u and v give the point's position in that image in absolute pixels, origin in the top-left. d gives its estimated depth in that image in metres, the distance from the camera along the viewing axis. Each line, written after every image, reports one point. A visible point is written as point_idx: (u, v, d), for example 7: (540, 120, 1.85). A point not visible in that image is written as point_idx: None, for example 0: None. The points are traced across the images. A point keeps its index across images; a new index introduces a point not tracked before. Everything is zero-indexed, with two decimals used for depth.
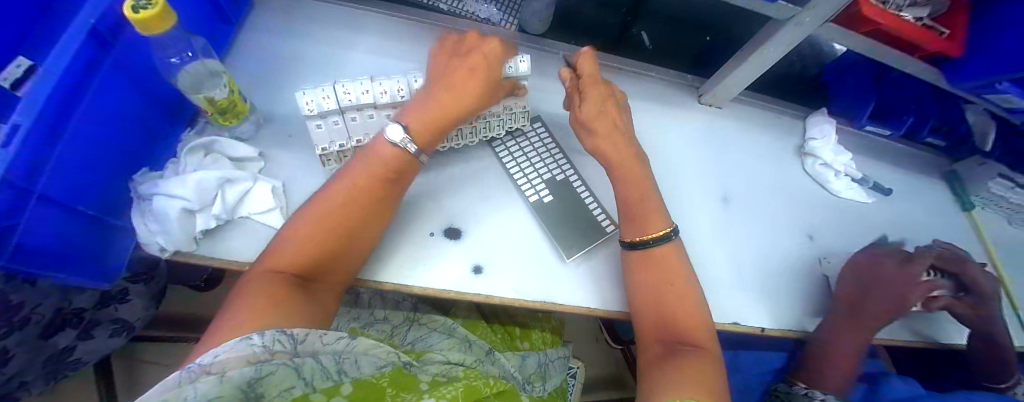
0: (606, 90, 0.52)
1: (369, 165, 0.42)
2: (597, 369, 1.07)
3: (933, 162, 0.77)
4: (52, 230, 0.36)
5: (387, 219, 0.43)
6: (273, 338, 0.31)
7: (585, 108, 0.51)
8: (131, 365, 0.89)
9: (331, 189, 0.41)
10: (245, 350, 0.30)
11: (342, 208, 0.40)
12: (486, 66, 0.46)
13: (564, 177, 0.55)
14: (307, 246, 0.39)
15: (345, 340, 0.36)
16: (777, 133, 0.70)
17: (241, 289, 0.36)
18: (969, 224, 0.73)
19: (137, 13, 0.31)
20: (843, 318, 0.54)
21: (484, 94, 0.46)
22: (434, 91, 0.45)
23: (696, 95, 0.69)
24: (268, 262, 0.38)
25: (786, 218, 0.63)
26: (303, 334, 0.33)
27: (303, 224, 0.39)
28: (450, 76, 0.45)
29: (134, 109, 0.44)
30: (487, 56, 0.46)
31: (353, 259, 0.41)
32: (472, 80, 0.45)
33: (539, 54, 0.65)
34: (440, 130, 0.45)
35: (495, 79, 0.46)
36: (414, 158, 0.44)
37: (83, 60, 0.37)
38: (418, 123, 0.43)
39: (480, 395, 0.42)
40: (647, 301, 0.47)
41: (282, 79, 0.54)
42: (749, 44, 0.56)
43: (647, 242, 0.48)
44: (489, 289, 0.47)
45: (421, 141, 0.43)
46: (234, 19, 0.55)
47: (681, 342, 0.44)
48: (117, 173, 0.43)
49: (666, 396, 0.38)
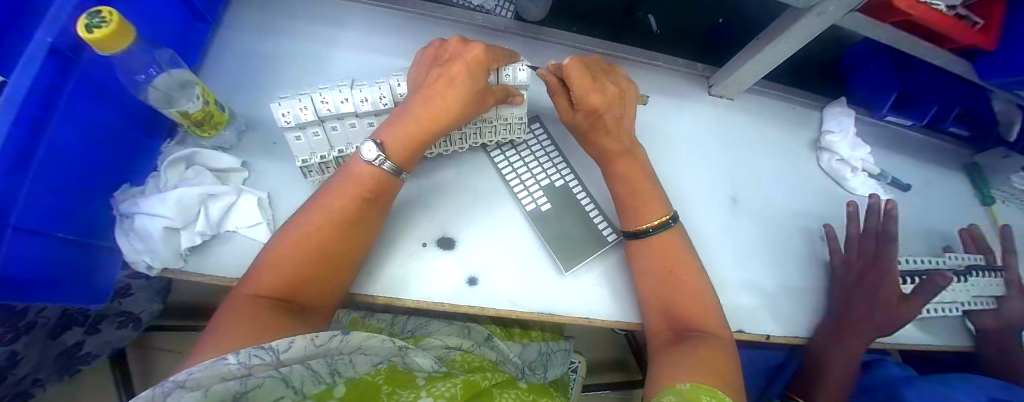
0: (592, 107, 0.46)
1: (351, 182, 0.41)
2: (600, 353, 1.08)
3: (955, 154, 0.73)
4: (31, 259, 0.35)
5: (370, 236, 0.42)
6: (249, 356, 0.29)
7: (577, 118, 0.49)
8: (145, 353, 0.92)
9: (313, 208, 0.40)
10: (220, 368, 0.29)
11: (323, 228, 0.40)
12: (469, 73, 0.43)
13: (563, 184, 0.53)
14: (288, 269, 0.38)
15: (338, 338, 0.34)
16: (790, 127, 0.66)
17: (223, 313, 0.36)
18: (987, 220, 0.70)
19: (91, 33, 0.29)
20: (832, 323, 0.53)
21: (467, 105, 0.44)
22: (413, 104, 0.43)
23: (705, 87, 0.65)
24: (250, 285, 0.37)
25: (795, 219, 0.60)
26: (287, 344, 0.32)
27: (285, 247, 0.38)
28: (429, 87, 0.44)
29: (107, 125, 0.42)
30: (469, 64, 0.43)
31: (339, 279, 0.41)
32: (452, 91, 0.43)
33: (537, 45, 0.60)
34: (417, 146, 0.44)
35: (480, 87, 0.44)
36: (394, 176, 0.43)
37: (47, 82, 0.35)
38: (395, 140, 0.42)
39: (479, 388, 0.40)
40: (655, 288, 0.46)
41: (263, 82, 0.51)
42: (763, 36, 0.51)
43: (647, 231, 0.46)
44: (486, 300, 0.46)
45: (398, 158, 0.42)
46: (212, 19, 0.52)
47: (693, 332, 0.43)
48: (95, 192, 0.42)
49: (676, 381, 0.38)
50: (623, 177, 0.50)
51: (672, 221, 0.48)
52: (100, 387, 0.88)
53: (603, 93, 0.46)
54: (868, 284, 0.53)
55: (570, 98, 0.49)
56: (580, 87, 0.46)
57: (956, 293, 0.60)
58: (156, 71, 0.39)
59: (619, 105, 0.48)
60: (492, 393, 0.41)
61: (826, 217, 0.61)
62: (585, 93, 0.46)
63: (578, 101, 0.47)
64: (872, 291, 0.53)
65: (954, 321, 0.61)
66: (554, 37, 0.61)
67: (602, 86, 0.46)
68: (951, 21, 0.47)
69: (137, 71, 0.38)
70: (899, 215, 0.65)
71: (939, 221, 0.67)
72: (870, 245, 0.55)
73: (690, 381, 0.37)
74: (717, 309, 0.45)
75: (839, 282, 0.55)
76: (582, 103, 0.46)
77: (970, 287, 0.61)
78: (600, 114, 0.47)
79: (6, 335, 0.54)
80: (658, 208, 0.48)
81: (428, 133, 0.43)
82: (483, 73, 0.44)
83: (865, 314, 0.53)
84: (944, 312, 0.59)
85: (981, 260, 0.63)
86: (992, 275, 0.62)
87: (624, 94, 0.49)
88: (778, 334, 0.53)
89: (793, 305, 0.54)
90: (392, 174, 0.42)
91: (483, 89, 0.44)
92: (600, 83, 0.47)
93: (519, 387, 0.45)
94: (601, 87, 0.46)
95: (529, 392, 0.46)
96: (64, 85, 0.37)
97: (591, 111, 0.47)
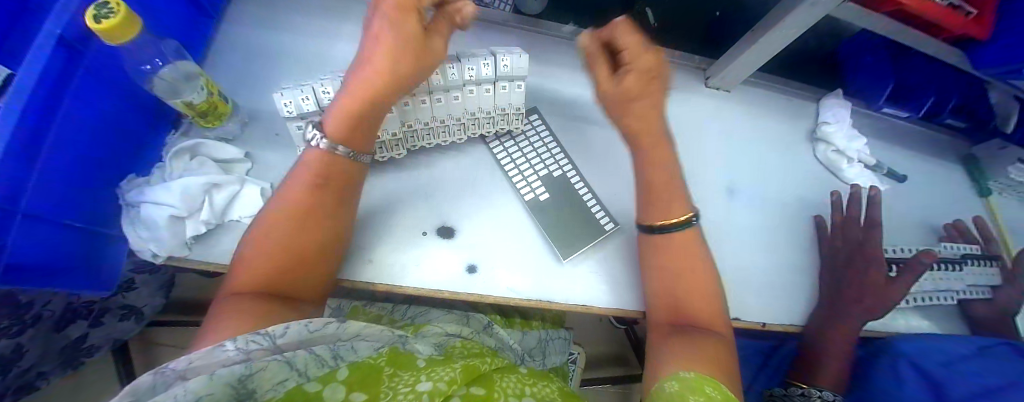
0: (646, 68, 0.44)
1: (304, 171, 0.42)
2: (600, 347, 1.09)
3: (953, 146, 0.74)
4: (38, 246, 0.36)
5: (342, 213, 0.43)
6: (246, 339, 0.31)
7: (626, 83, 0.45)
8: (146, 349, 0.93)
9: (272, 203, 0.42)
10: (220, 355, 0.30)
11: (297, 213, 0.41)
12: (394, 37, 0.39)
13: (562, 174, 0.53)
14: (279, 258, 0.39)
15: (334, 323, 0.37)
16: (788, 119, 0.67)
17: (220, 305, 0.36)
18: (983, 211, 0.70)
19: (99, 22, 0.30)
20: (825, 314, 0.53)
21: (395, 68, 0.40)
22: (350, 78, 0.42)
23: (703, 78, 0.66)
24: (237, 277, 0.38)
25: (792, 208, 0.61)
26: (282, 330, 0.34)
27: (267, 238, 0.40)
28: (364, 55, 0.41)
29: (115, 116, 0.43)
30: (388, 14, 0.40)
31: (320, 271, 0.42)
32: (378, 58, 0.40)
33: (537, 39, 0.62)
34: (357, 119, 0.42)
35: (409, 49, 0.40)
36: (352, 161, 0.44)
37: (56, 73, 0.36)
38: (331, 116, 0.42)
39: (479, 372, 0.40)
40: (664, 282, 0.46)
41: (264, 74, 0.52)
42: (759, 26, 0.52)
43: (666, 227, 0.46)
44: (486, 287, 0.47)
45: (333, 135, 0.42)
46: (215, 14, 0.53)
47: (680, 323, 0.45)
48: (101, 183, 0.43)
49: (671, 370, 0.39)
50: (639, 166, 0.50)
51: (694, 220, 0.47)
52: (102, 379, 0.89)
53: (655, 54, 0.45)
54: (854, 270, 0.54)
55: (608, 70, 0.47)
56: (634, 49, 0.44)
57: (951, 282, 0.60)
58: (162, 63, 0.40)
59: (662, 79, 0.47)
60: (493, 377, 0.42)
61: (823, 205, 0.62)
62: (639, 56, 0.44)
63: (629, 64, 0.45)
64: (859, 285, 0.54)
65: (950, 309, 0.62)
66: (553, 31, 0.62)
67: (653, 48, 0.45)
68: (943, 11, 0.47)
69: (143, 62, 0.39)
70: (896, 206, 0.66)
71: (936, 212, 0.67)
72: (852, 236, 0.57)
73: (691, 367, 0.38)
74: (710, 292, 0.46)
75: (849, 274, 0.54)
76: (640, 52, 0.44)
77: (965, 275, 0.61)
78: (653, 76, 0.45)
79: (11, 327, 0.55)
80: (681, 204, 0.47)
81: (363, 101, 0.41)
82: (413, 29, 0.39)
83: (858, 295, 0.53)
84: (939, 301, 0.60)
85: (976, 250, 0.64)
86: (985, 263, 0.63)
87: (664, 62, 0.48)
88: (775, 322, 0.53)
89: (787, 294, 0.55)
90: (347, 158, 0.43)
91: (412, 41, 0.40)
92: (650, 44, 0.45)
93: (520, 372, 0.46)
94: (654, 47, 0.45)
95: (529, 376, 0.46)
96: (73, 78, 0.38)
97: (645, 71, 0.45)
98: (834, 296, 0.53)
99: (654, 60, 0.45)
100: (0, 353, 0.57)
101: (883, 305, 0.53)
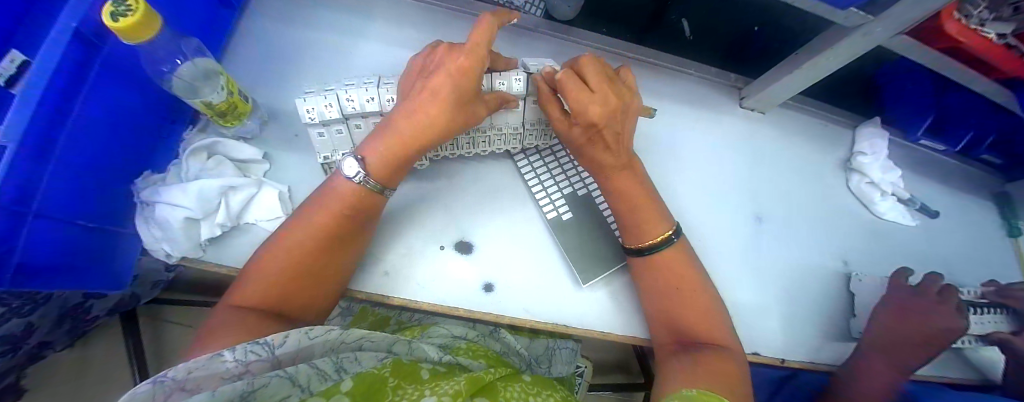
0: (591, 120, 0.41)
1: (332, 199, 0.40)
2: (605, 353, 1.09)
3: (986, 182, 0.71)
4: (55, 245, 0.36)
5: (360, 240, 0.42)
6: (245, 351, 0.29)
7: (573, 132, 0.43)
8: (156, 326, 0.94)
9: (295, 223, 0.40)
10: (218, 366, 0.29)
11: (309, 239, 0.39)
12: (450, 89, 0.40)
13: (586, 193, 0.52)
14: (279, 281, 0.38)
15: (336, 332, 0.35)
16: (822, 145, 0.64)
17: (207, 326, 0.35)
18: (1013, 251, 0.68)
19: (116, 21, 0.28)
20: (875, 352, 0.50)
21: (456, 111, 0.41)
22: (393, 120, 0.41)
23: (737, 97, 0.63)
24: (235, 295, 0.37)
25: (821, 241, 0.59)
26: (281, 338, 0.32)
27: (271, 259, 0.38)
28: (412, 100, 0.41)
29: (133, 111, 0.42)
30: (451, 71, 0.39)
31: (323, 292, 0.41)
32: (432, 107, 0.40)
33: (563, 45, 0.59)
34: (398, 161, 0.42)
35: (463, 101, 0.41)
36: (377, 194, 0.42)
37: (72, 65, 0.35)
38: (375, 157, 0.41)
39: (483, 381, 0.38)
40: (663, 309, 0.45)
41: (285, 72, 0.50)
42: (801, 52, 0.49)
43: (654, 247, 0.45)
44: (500, 308, 0.45)
45: (378, 175, 0.41)
46: (236, 4, 0.51)
47: (693, 342, 0.43)
48: (116, 178, 0.42)
49: (681, 387, 0.38)
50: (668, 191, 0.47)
51: (676, 236, 0.46)
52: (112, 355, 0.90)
53: (604, 104, 0.40)
54: (926, 308, 0.52)
55: (563, 111, 0.44)
56: (577, 99, 0.40)
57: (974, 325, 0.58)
58: (181, 60, 0.39)
59: (619, 120, 0.42)
60: (497, 387, 0.40)
61: (849, 239, 0.60)
62: (583, 105, 0.40)
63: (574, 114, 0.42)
64: (898, 326, 0.51)
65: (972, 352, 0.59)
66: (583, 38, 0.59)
67: (603, 95, 0.40)
68: (996, 50, 0.45)
69: (161, 59, 0.37)
70: (925, 242, 0.64)
71: (964, 249, 0.65)
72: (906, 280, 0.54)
73: (700, 386, 0.37)
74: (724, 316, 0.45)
75: (878, 306, 0.53)
76: (584, 106, 0.40)
77: (989, 319, 0.58)
78: (600, 129, 0.41)
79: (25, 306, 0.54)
80: (661, 223, 0.46)
81: (411, 152, 0.42)
82: (470, 82, 0.40)
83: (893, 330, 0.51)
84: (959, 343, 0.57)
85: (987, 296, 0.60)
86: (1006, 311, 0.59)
87: (625, 106, 0.43)
88: (793, 358, 0.51)
89: (807, 328, 0.54)
90: (375, 192, 0.41)
91: (467, 100, 0.41)
92: (602, 92, 0.40)
93: (524, 381, 0.45)
94: (602, 94, 0.40)
95: (533, 384, 0.46)
96: (89, 71, 0.36)
97: (590, 125, 0.41)
98: (884, 337, 0.51)
99: (604, 111, 0.40)
100: (11, 332, 0.57)
101: (940, 343, 0.51)
